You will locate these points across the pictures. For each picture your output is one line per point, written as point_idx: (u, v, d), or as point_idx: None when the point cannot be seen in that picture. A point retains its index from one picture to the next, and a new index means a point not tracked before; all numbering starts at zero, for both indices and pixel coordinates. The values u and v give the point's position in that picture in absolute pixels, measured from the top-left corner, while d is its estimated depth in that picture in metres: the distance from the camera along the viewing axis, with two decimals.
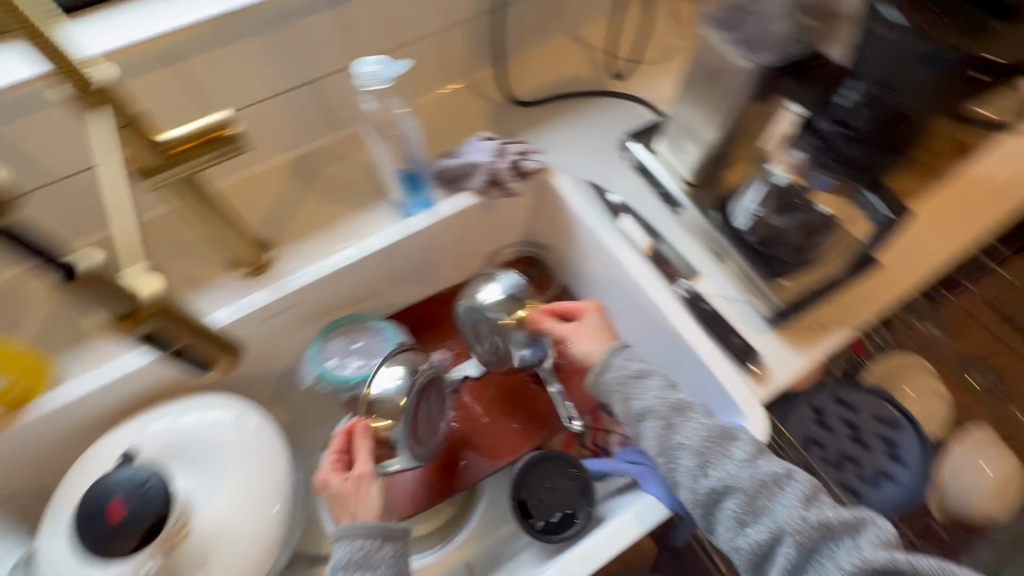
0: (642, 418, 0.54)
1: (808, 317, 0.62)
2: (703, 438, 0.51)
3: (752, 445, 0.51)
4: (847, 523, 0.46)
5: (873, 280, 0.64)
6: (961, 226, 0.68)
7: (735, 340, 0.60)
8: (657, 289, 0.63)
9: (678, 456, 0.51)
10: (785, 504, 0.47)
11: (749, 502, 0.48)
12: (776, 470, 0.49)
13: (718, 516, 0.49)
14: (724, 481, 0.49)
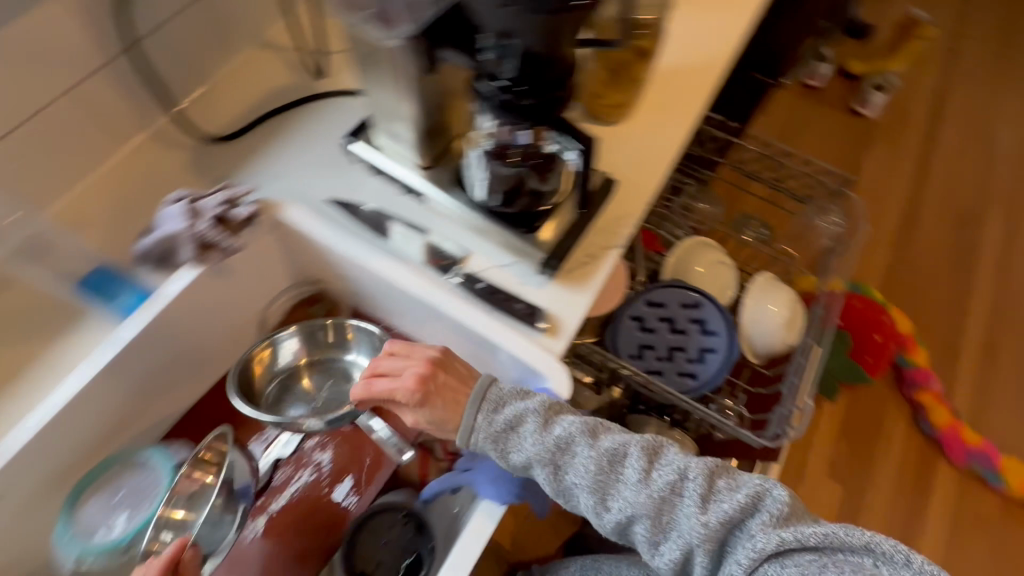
0: (527, 468, 0.55)
1: (576, 253, 0.63)
2: (598, 475, 0.53)
3: (645, 460, 0.54)
4: (742, 515, 0.51)
5: (619, 195, 0.68)
6: (674, 116, 0.73)
7: (519, 305, 0.59)
8: (430, 287, 0.60)
9: (576, 495, 0.55)
10: (688, 514, 0.52)
11: (655, 523, 0.52)
12: (673, 479, 0.53)
13: (634, 535, 0.54)
14: (624, 513, 0.53)
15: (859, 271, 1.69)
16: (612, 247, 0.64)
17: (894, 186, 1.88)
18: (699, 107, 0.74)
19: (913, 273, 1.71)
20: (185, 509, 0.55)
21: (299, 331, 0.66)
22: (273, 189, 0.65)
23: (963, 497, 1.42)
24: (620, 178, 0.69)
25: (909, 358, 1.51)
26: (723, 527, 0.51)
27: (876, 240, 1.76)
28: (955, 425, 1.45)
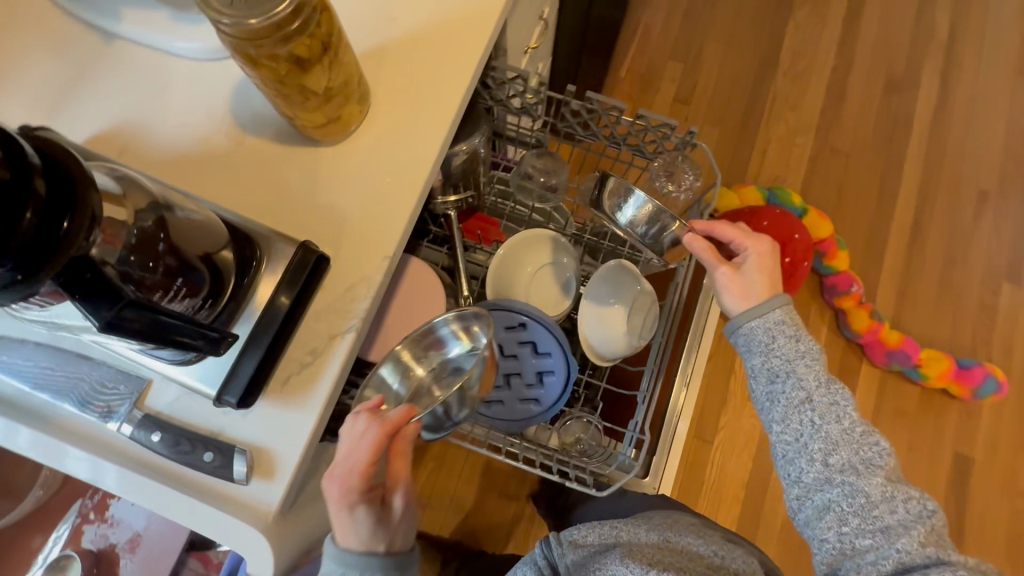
0: (782, 373, 0.59)
1: (291, 352, 0.48)
2: (842, 426, 0.56)
3: (886, 468, 0.55)
4: (954, 566, 0.49)
5: (350, 253, 0.51)
6: (421, 116, 0.54)
7: (209, 455, 0.45)
8: (91, 445, 0.45)
9: (804, 431, 0.57)
10: (904, 530, 0.51)
11: (862, 510, 0.53)
12: (909, 498, 0.53)
13: (824, 503, 0.55)
14: (843, 476, 0.54)
15: (778, 169, 1.53)
16: (342, 332, 0.49)
17: (820, 54, 1.64)
18: (454, 93, 0.55)
19: (838, 159, 1.55)
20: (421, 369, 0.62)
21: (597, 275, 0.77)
22: None
23: (882, 394, 1.41)
24: (349, 227, 0.51)
25: (830, 264, 1.40)
26: (932, 563, 0.49)
27: (798, 128, 1.57)
28: (876, 328, 1.38)
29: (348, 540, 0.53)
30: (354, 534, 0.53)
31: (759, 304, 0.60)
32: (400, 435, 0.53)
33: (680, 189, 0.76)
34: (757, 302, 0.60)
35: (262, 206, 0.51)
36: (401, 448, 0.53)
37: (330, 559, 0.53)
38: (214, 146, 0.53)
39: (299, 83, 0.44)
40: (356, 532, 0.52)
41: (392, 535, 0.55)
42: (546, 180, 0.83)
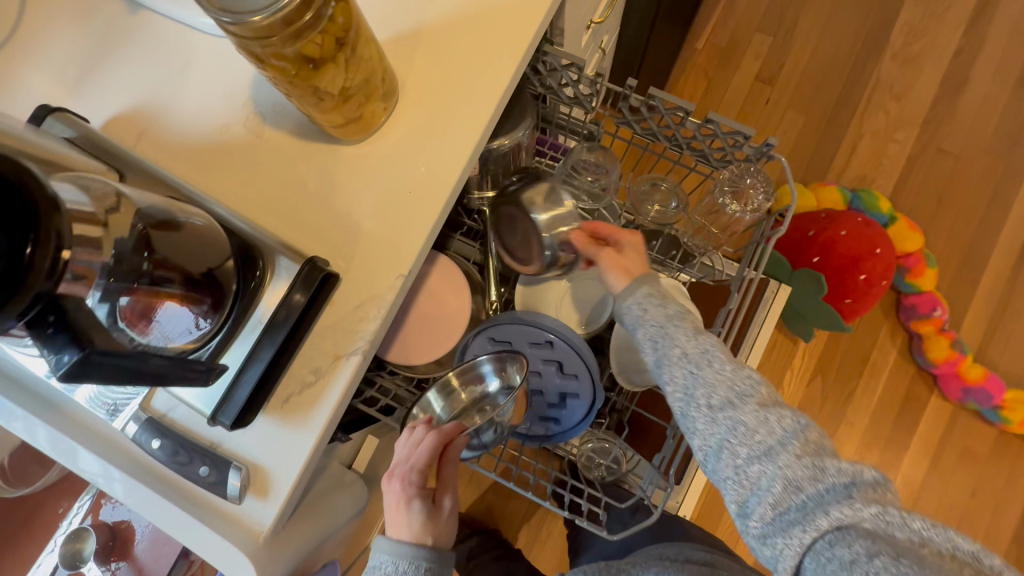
0: (660, 330, 0.56)
1: (295, 369, 0.45)
2: (717, 365, 0.54)
3: (760, 394, 0.52)
4: (841, 483, 0.46)
5: (364, 269, 0.47)
6: (454, 117, 0.48)
7: (205, 469, 0.44)
8: (97, 444, 0.45)
9: (690, 382, 0.54)
10: (788, 453, 0.48)
11: (745, 439, 0.50)
12: (788, 421, 0.50)
13: (714, 445, 0.51)
14: (729, 415, 0.51)
15: (867, 168, 1.35)
16: (347, 354, 0.46)
17: (941, 35, 1.41)
18: (493, 93, 0.49)
19: (941, 162, 1.35)
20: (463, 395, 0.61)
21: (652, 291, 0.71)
22: None
23: (950, 433, 1.26)
24: (365, 239, 0.47)
25: (912, 281, 1.25)
26: (815, 476, 0.46)
27: (899, 121, 1.37)
28: (955, 359, 1.24)
29: (401, 538, 0.51)
30: (407, 533, 0.51)
31: (629, 285, 0.59)
32: (454, 444, 0.53)
33: (745, 210, 0.67)
34: (627, 282, 0.59)
35: (275, 209, 0.48)
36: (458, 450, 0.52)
37: (383, 554, 0.51)
38: (232, 136, 0.49)
39: (311, 85, 0.39)
40: (410, 531, 0.51)
41: (443, 538, 0.52)
42: (593, 178, 0.75)
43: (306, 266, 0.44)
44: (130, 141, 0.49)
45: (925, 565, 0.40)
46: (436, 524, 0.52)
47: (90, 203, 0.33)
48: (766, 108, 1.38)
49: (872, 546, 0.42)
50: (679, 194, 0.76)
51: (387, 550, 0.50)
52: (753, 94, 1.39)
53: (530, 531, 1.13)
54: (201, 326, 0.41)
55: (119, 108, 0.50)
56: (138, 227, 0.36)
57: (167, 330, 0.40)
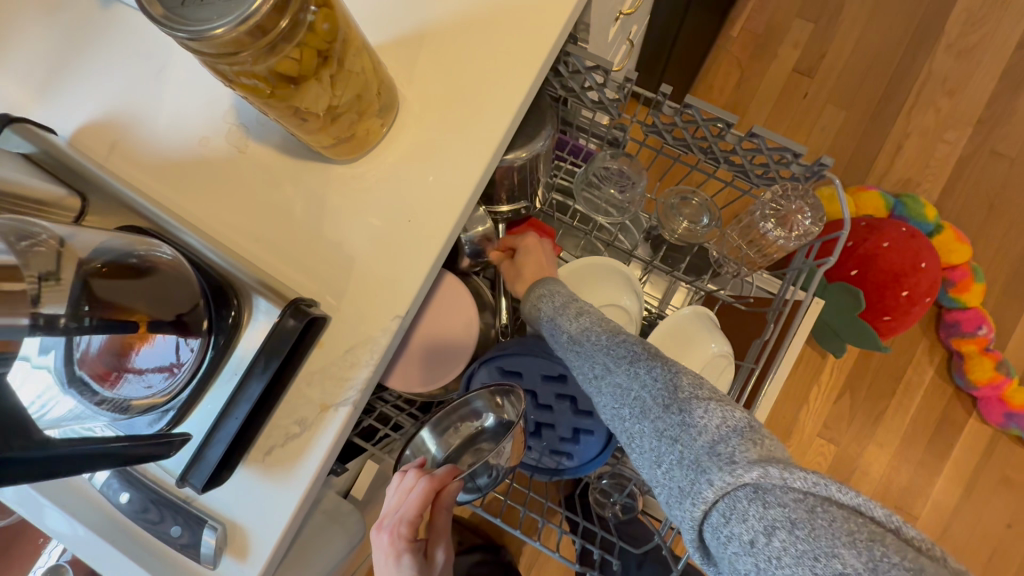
0: (549, 320, 0.56)
1: (277, 419, 0.40)
2: (597, 332, 0.51)
3: (638, 349, 0.48)
4: (717, 435, 0.39)
5: (356, 308, 0.41)
6: (462, 133, 0.42)
7: (177, 529, 0.40)
8: (62, 492, 0.42)
9: (578, 363, 0.51)
10: (666, 411, 0.42)
11: (626, 401, 0.45)
12: (665, 378, 0.44)
13: (610, 414, 0.47)
14: (611, 386, 0.47)
15: (913, 170, 1.24)
16: (336, 404, 0.40)
17: (1003, 24, 1.28)
18: (506, 106, 0.42)
19: (995, 164, 1.24)
20: (455, 433, 0.58)
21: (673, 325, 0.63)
22: None
23: (988, 458, 1.19)
24: (359, 274, 0.42)
25: (957, 296, 1.16)
26: (693, 436, 0.40)
27: (950, 119, 1.26)
28: (1000, 382, 1.15)
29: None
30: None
31: (528, 286, 0.61)
32: (446, 491, 0.49)
33: (788, 236, 0.60)
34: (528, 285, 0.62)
35: (260, 236, 0.42)
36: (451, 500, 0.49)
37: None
38: (214, 152, 0.44)
39: (290, 105, 0.33)
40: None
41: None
42: (617, 190, 0.68)
43: (290, 308, 0.38)
44: (101, 154, 0.44)
45: (816, 526, 0.32)
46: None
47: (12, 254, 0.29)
48: (804, 102, 1.28)
49: (763, 514, 0.33)
50: (712, 209, 0.69)
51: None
52: (790, 87, 1.28)
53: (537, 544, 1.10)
54: (180, 364, 0.37)
55: (89, 116, 0.45)
56: (84, 273, 0.33)
57: (147, 375, 0.37)
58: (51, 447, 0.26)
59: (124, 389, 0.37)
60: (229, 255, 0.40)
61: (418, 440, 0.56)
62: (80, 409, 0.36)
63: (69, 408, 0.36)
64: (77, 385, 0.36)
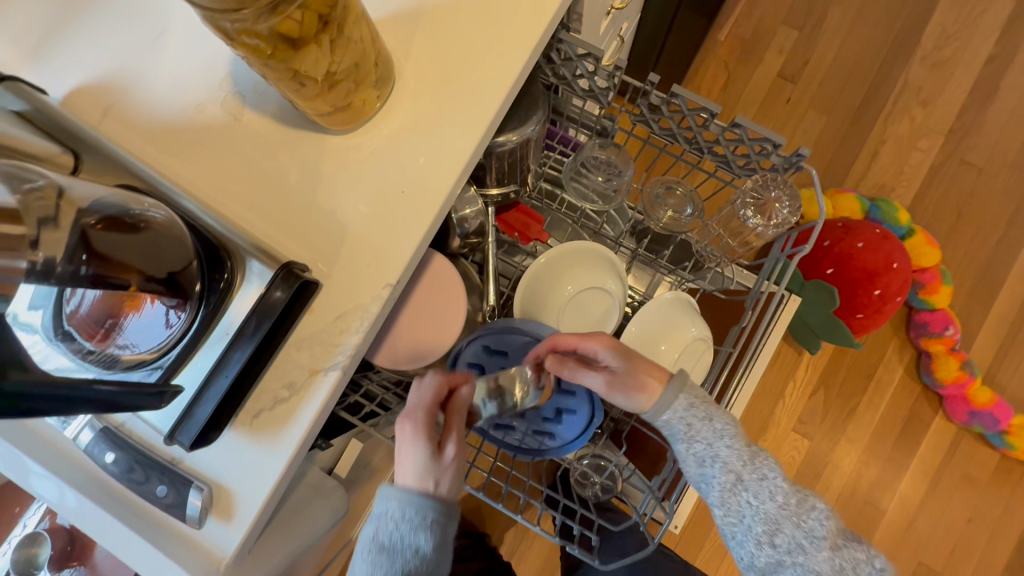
0: (698, 439, 0.55)
1: (266, 382, 0.41)
2: (738, 450, 0.56)
3: (780, 484, 0.55)
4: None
5: (347, 275, 0.42)
6: (454, 108, 0.43)
7: (162, 489, 0.40)
8: (45, 452, 0.42)
9: (728, 488, 0.55)
10: (813, 555, 0.53)
11: (775, 535, 0.54)
12: (811, 517, 0.54)
13: (748, 539, 0.55)
14: (766, 522, 0.54)
15: (888, 175, 1.29)
16: (325, 368, 0.41)
17: (974, 39, 1.34)
18: (499, 84, 0.43)
19: (965, 173, 1.30)
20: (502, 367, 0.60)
21: (661, 306, 0.65)
22: None
23: (953, 454, 1.23)
24: (350, 242, 0.42)
25: (926, 298, 1.21)
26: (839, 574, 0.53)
27: (923, 128, 1.31)
28: (964, 381, 1.20)
29: (406, 479, 0.50)
30: (412, 475, 0.50)
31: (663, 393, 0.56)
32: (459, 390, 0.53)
33: (767, 224, 0.62)
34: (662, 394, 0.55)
35: (252, 202, 0.43)
36: (467, 399, 0.53)
37: (389, 501, 0.51)
38: (209, 118, 0.44)
39: (292, 68, 0.34)
40: (415, 474, 0.50)
41: (446, 488, 0.50)
42: (604, 178, 0.70)
43: (281, 270, 0.39)
44: (95, 118, 0.44)
45: None
46: (441, 472, 0.50)
47: (11, 197, 0.30)
48: (786, 107, 1.32)
49: None
50: (695, 199, 0.71)
51: (393, 494, 0.50)
52: (774, 92, 1.32)
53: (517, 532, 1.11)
54: (170, 326, 0.38)
55: (83, 79, 0.45)
56: (82, 224, 0.33)
57: (132, 337, 0.38)
58: (28, 385, 0.27)
59: (113, 348, 0.37)
60: (222, 219, 0.41)
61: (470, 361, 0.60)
62: (68, 367, 0.36)
63: (58, 363, 0.36)
64: (68, 339, 0.36)
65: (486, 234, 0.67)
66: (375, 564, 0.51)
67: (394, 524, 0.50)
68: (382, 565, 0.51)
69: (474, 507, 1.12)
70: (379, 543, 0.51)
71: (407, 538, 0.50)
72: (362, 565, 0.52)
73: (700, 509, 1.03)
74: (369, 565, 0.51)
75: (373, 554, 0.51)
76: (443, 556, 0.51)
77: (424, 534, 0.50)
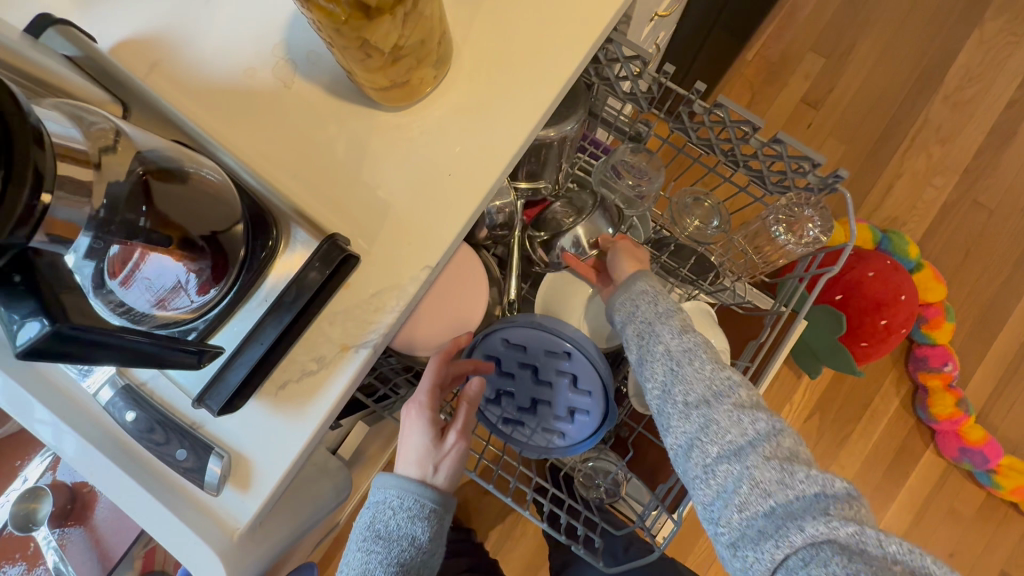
0: (633, 310, 0.59)
1: (295, 355, 0.40)
2: (673, 325, 0.57)
3: (710, 359, 0.55)
4: (754, 440, 0.49)
5: (387, 255, 0.42)
6: (509, 98, 0.43)
7: (182, 453, 0.39)
8: (61, 405, 0.41)
9: (652, 353, 0.56)
10: (723, 417, 0.51)
11: (689, 399, 0.53)
12: (734, 390, 0.52)
13: (664, 403, 0.54)
14: (684, 384, 0.53)
15: (901, 209, 1.30)
16: (356, 345, 0.41)
17: (996, 83, 1.36)
18: (556, 76, 0.43)
19: (975, 214, 1.31)
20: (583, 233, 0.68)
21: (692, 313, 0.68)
22: None
23: (940, 489, 1.24)
24: (393, 220, 0.42)
25: (928, 333, 1.23)
26: (751, 447, 0.49)
27: (939, 166, 1.32)
28: (959, 418, 1.21)
29: (409, 458, 0.56)
30: (414, 460, 0.56)
31: (624, 280, 0.61)
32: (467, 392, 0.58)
33: (796, 242, 0.63)
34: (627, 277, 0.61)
35: (297, 171, 0.42)
36: (474, 395, 0.57)
37: (388, 490, 0.55)
38: (259, 83, 0.44)
39: (360, 36, 0.34)
40: (416, 460, 0.56)
41: (443, 475, 0.56)
42: (633, 183, 0.70)
43: (325, 245, 0.39)
44: (141, 71, 0.43)
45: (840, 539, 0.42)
46: (444, 459, 0.56)
47: (83, 140, 0.29)
48: (807, 132, 1.33)
49: (804, 528, 0.43)
50: (722, 212, 0.70)
51: (393, 480, 0.55)
52: (796, 116, 1.33)
53: (505, 530, 1.11)
54: (195, 295, 0.37)
55: (133, 31, 0.44)
56: (136, 172, 0.32)
57: (157, 282, 0.36)
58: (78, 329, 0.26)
59: (138, 301, 0.36)
60: (268, 184, 0.40)
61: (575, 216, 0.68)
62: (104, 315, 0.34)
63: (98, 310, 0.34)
64: (104, 295, 0.34)
65: (513, 227, 0.67)
66: (369, 554, 0.54)
67: (391, 511, 0.54)
68: (377, 554, 0.54)
69: (463, 501, 1.12)
70: (374, 532, 0.54)
71: (403, 528, 0.54)
72: (356, 557, 0.55)
73: (689, 522, 1.04)
74: (363, 556, 0.54)
75: (367, 542, 0.54)
76: (436, 549, 0.55)
77: (421, 524, 0.54)
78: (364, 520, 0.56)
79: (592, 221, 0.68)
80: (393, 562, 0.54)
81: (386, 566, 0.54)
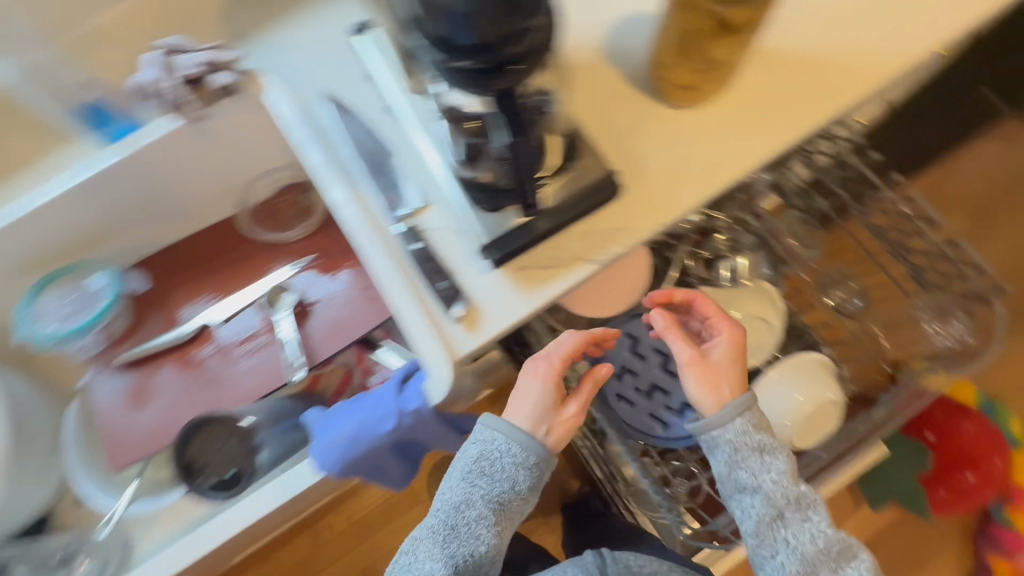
0: (739, 464, 0.53)
1: (542, 249, 0.52)
2: (784, 488, 0.53)
3: (825, 525, 0.53)
4: None
5: (631, 203, 0.53)
6: (761, 128, 0.55)
7: (444, 284, 0.52)
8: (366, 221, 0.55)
9: (772, 518, 0.52)
10: None
11: (810, 572, 0.51)
12: (848, 567, 0.52)
13: (779, 570, 0.52)
14: (802, 559, 0.51)
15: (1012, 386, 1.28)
16: (589, 259, 0.52)
17: None
18: (803, 124, 0.55)
19: None
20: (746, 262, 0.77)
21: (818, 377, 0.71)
22: (255, 64, 0.60)
23: None
24: (645, 181, 0.54)
25: None
26: None
27: None
28: None
29: (521, 414, 0.56)
30: (528, 416, 0.56)
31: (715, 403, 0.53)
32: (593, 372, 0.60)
33: (942, 333, 0.69)
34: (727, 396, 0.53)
35: (586, 122, 0.56)
36: (601, 378, 0.59)
37: (494, 433, 0.56)
38: (577, 55, 0.58)
39: (703, 44, 0.47)
40: (530, 418, 0.56)
41: (551, 439, 0.57)
42: (797, 244, 0.78)
43: (602, 179, 0.52)
44: None
45: None
46: (562, 423, 0.57)
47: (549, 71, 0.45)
48: None
49: None
50: (866, 296, 0.77)
51: (505, 429, 0.55)
52: None
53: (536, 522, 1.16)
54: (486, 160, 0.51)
55: None
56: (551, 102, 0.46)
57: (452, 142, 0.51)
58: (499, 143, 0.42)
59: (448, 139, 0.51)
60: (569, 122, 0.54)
61: (741, 249, 0.78)
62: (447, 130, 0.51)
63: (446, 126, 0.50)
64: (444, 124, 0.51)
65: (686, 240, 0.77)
66: (472, 486, 0.56)
67: (498, 454, 0.56)
68: (479, 488, 0.56)
69: None
70: (477, 467, 0.56)
71: (507, 473, 0.55)
72: (455, 488, 0.57)
73: None
74: (465, 486, 0.56)
75: (472, 474, 0.56)
76: (531, 497, 0.58)
77: (524, 474, 0.56)
78: (470, 455, 0.56)
79: (755, 258, 0.78)
80: (495, 499, 0.56)
81: (487, 502, 0.56)
